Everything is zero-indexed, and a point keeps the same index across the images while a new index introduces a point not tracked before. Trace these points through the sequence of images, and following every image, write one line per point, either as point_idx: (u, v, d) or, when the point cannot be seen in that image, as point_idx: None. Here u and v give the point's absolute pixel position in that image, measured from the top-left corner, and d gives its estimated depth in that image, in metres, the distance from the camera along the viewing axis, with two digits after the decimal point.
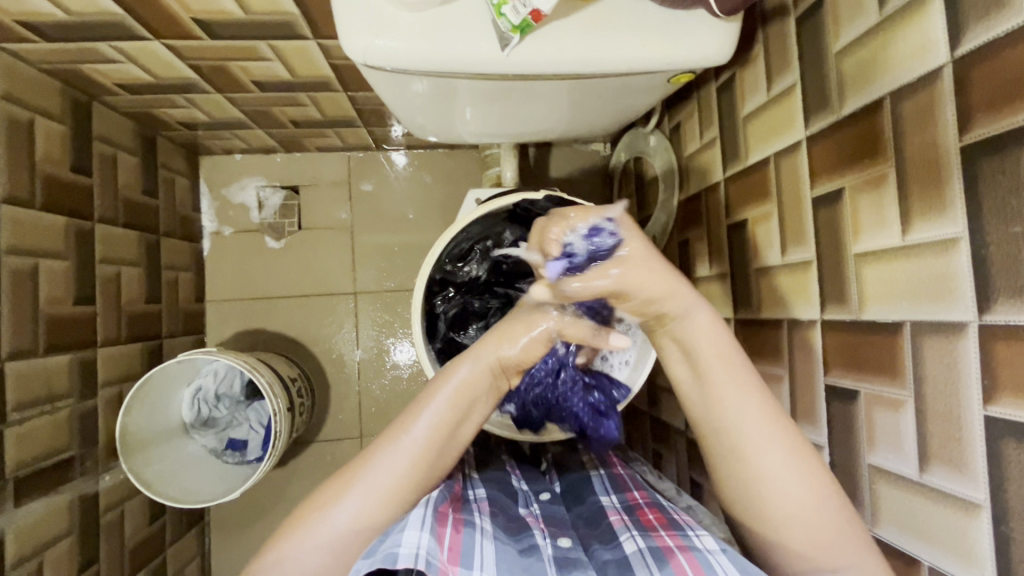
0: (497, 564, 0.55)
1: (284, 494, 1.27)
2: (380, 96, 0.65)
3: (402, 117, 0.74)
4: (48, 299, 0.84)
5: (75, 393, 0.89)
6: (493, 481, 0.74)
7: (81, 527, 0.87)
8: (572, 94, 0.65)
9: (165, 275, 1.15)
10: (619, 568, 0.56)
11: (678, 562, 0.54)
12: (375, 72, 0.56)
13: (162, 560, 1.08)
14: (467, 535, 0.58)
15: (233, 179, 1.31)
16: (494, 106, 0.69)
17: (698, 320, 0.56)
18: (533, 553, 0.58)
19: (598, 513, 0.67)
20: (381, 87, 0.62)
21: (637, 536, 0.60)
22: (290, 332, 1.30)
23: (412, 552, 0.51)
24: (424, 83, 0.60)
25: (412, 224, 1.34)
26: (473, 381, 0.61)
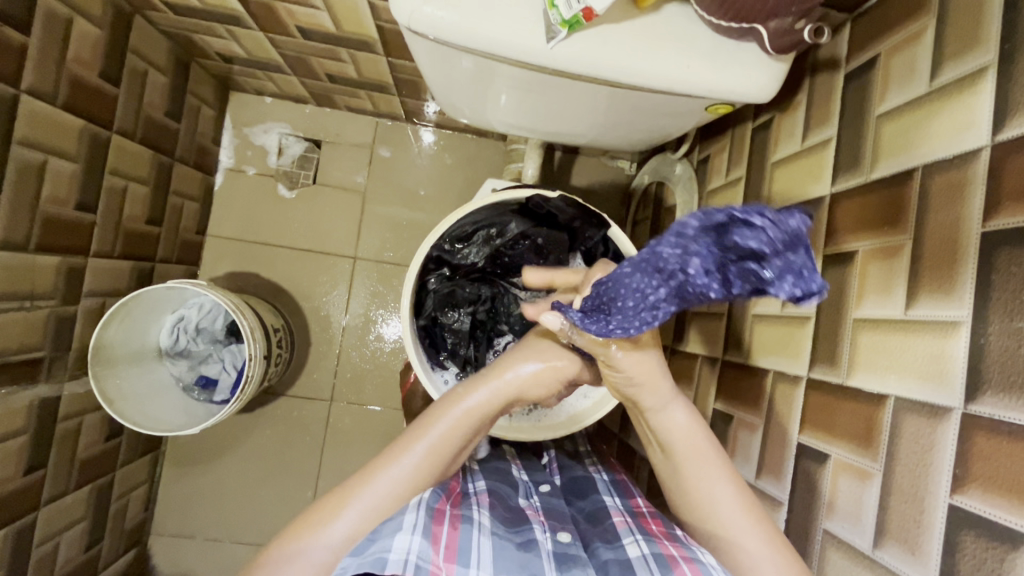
0: (492, 561, 0.56)
1: (244, 439, 1.27)
2: (419, 65, 0.65)
3: (436, 89, 0.73)
4: (50, 198, 0.83)
5: (58, 296, 0.88)
6: (493, 473, 0.76)
7: (37, 429, 0.87)
8: (610, 103, 0.64)
9: (171, 200, 1.14)
10: (621, 570, 0.58)
11: (683, 572, 0.54)
12: (418, 38, 0.56)
13: (110, 479, 1.07)
14: (464, 532, 0.58)
15: (258, 121, 1.31)
16: (530, 98, 0.68)
17: (673, 414, 0.62)
18: (530, 548, 0.59)
19: (600, 512, 0.70)
20: (420, 53, 0.61)
21: (642, 540, 0.61)
22: (283, 283, 1.30)
23: (402, 557, 0.49)
24: (468, 60, 0.59)
25: (423, 202, 1.33)
26: (461, 420, 0.63)
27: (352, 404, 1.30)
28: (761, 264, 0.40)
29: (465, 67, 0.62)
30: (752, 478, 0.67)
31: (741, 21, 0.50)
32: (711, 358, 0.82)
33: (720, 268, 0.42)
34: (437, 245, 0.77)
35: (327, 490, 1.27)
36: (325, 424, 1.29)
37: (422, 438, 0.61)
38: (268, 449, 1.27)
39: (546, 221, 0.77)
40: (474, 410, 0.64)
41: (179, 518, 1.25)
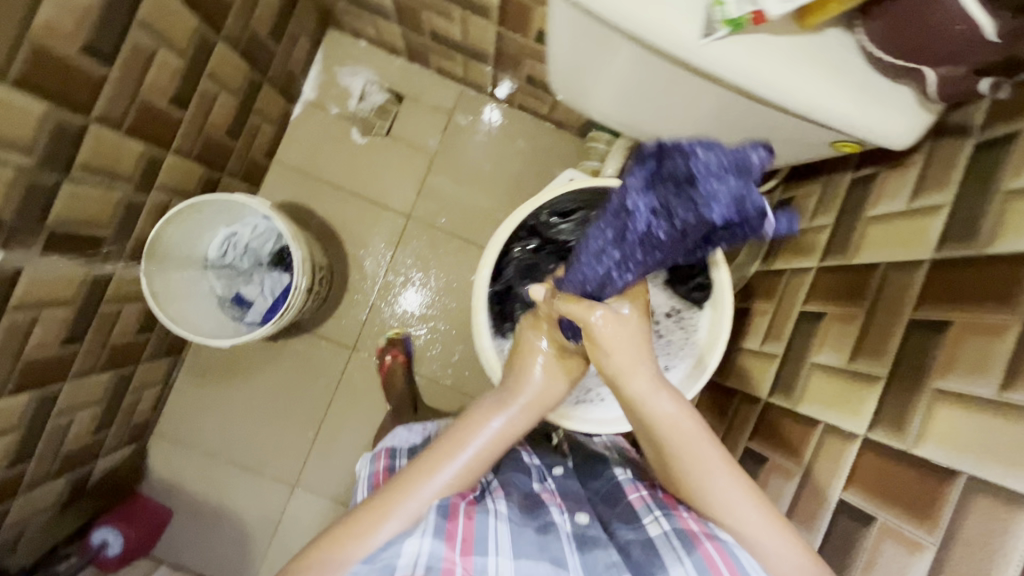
0: (513, 548, 0.57)
1: (263, 366, 1.28)
2: (553, 40, 0.66)
3: (550, 62, 0.73)
4: (151, 86, 0.83)
5: (134, 182, 0.89)
6: (507, 462, 0.75)
7: (83, 305, 0.88)
8: (726, 116, 0.64)
9: (252, 118, 1.15)
10: (643, 550, 0.60)
11: (706, 548, 0.56)
12: (567, 5, 0.56)
13: (131, 371, 1.09)
14: (479, 520, 0.58)
15: (348, 62, 1.31)
16: (650, 97, 0.69)
17: (662, 402, 0.64)
18: (548, 532, 0.61)
19: (615, 490, 0.72)
20: (557, 22, 0.61)
21: (661, 517, 0.63)
22: (335, 224, 1.31)
23: (411, 560, 0.52)
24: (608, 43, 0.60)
25: (488, 178, 1.33)
26: (503, 427, 0.66)
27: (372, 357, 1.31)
28: (703, 183, 0.52)
29: (601, 52, 0.63)
30: None
31: (911, 62, 0.51)
32: (752, 396, 0.81)
33: (662, 201, 0.56)
34: (535, 216, 0.81)
35: (329, 434, 1.28)
36: (342, 369, 1.30)
37: (463, 446, 0.63)
38: (282, 381, 1.28)
39: None
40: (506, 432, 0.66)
41: (183, 426, 1.27)
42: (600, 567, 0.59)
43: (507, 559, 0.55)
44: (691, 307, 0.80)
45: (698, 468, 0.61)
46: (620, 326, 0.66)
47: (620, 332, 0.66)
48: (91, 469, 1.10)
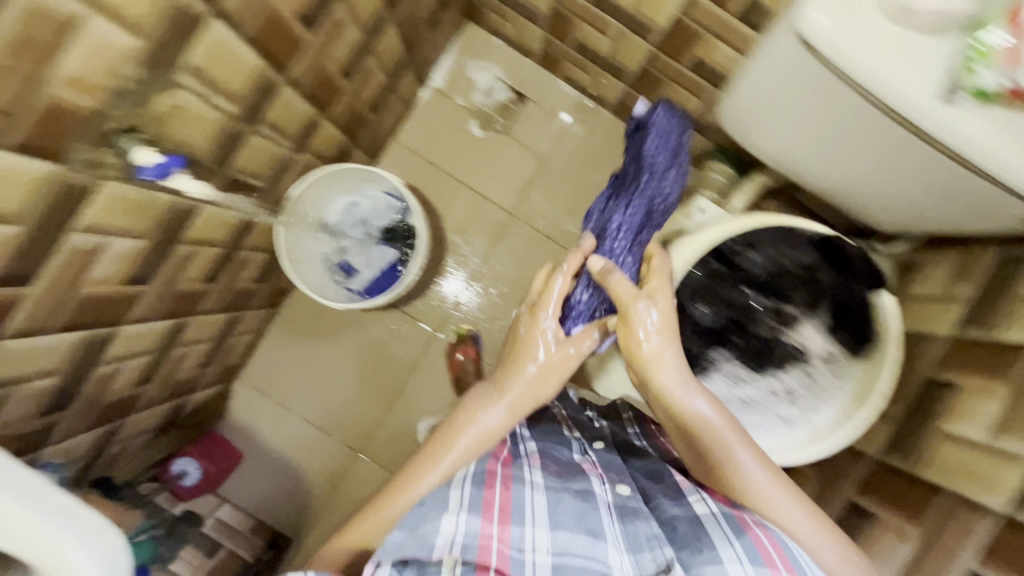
0: (548, 516, 0.58)
1: (350, 332, 1.33)
2: (753, 81, 0.72)
3: (740, 99, 0.77)
4: (335, 57, 0.87)
5: (297, 142, 0.94)
6: (547, 432, 0.76)
7: (227, 249, 0.93)
8: (927, 173, 0.67)
9: (392, 97, 1.19)
10: (690, 526, 0.62)
11: (757, 534, 0.60)
12: (806, 53, 0.61)
13: (240, 316, 1.14)
14: (516, 491, 0.60)
15: (481, 57, 1.36)
16: (831, 147, 0.74)
17: (699, 403, 0.70)
18: (588, 500, 0.62)
19: (659, 470, 0.73)
20: (780, 67, 0.66)
21: (707, 499, 0.65)
22: (441, 209, 1.35)
23: (449, 539, 0.54)
24: (819, 90, 0.65)
25: (594, 190, 1.36)
26: (502, 411, 0.73)
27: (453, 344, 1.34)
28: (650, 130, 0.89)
29: (804, 99, 0.68)
30: None
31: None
32: (862, 453, 0.82)
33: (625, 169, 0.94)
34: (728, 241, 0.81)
35: (401, 410, 1.32)
36: (423, 350, 1.33)
37: (455, 446, 0.69)
38: (365, 350, 1.33)
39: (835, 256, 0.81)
40: (494, 428, 0.71)
41: (267, 375, 1.33)
42: (642, 539, 0.61)
43: (545, 529, 0.57)
44: (845, 353, 0.82)
45: (737, 462, 0.66)
46: (633, 336, 0.72)
47: (666, 323, 0.73)
48: (188, 400, 1.15)
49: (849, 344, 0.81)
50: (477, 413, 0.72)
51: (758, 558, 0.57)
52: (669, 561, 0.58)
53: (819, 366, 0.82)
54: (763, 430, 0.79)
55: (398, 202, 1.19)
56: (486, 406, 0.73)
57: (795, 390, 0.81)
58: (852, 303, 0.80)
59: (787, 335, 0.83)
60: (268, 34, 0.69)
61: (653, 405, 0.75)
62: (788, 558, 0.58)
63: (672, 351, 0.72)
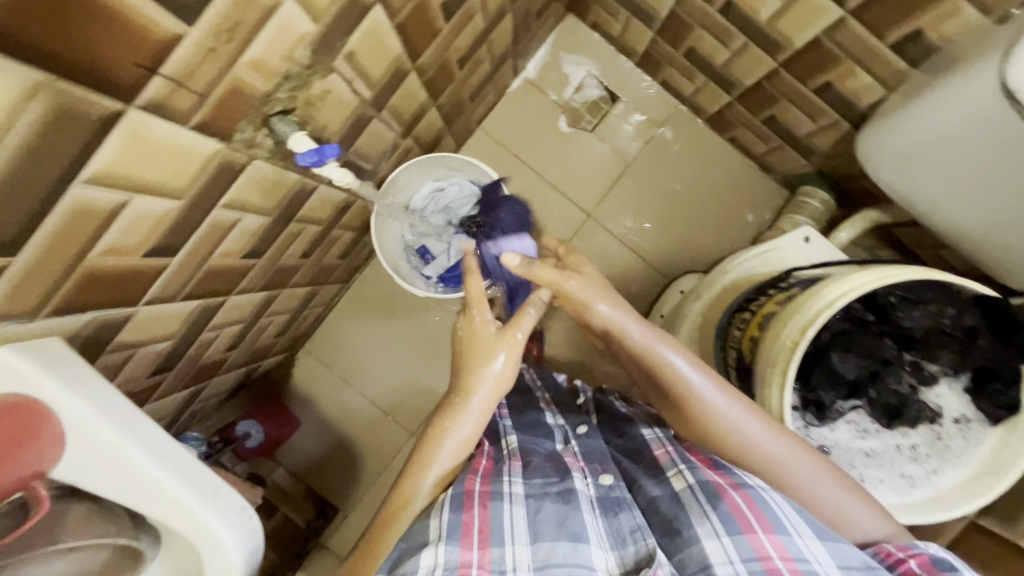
0: (527, 526, 0.63)
1: (415, 315, 1.34)
2: (930, 104, 0.73)
3: (895, 138, 0.80)
4: (458, 46, 0.86)
5: (405, 128, 0.93)
6: (529, 425, 0.81)
7: (325, 227, 0.93)
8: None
9: (489, 85, 1.17)
10: (669, 507, 0.65)
11: (732, 498, 0.62)
12: (1004, 101, 0.64)
13: (318, 290, 1.16)
14: (493, 509, 0.64)
15: (577, 51, 1.32)
16: (978, 186, 0.75)
17: (674, 357, 0.75)
18: (569, 500, 0.65)
19: (641, 447, 0.76)
20: (963, 112, 0.69)
21: (685, 471, 0.67)
22: (519, 202, 1.34)
23: (429, 567, 0.57)
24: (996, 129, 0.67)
25: (675, 198, 1.33)
26: (476, 404, 0.76)
27: None
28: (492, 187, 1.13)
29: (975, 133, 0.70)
30: None
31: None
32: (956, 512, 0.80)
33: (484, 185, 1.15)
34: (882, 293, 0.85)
35: None
36: None
37: (443, 446, 0.73)
38: (429, 334, 1.34)
39: (1000, 322, 0.80)
40: (463, 434, 0.74)
41: (330, 348, 1.34)
42: (626, 530, 0.64)
43: (523, 544, 0.61)
44: (982, 421, 0.83)
45: (700, 406, 0.73)
46: (585, 297, 0.80)
47: (591, 290, 0.80)
48: (259, 366, 1.18)
49: (990, 415, 0.82)
50: (446, 425, 0.74)
51: (732, 524, 0.60)
52: (651, 549, 0.62)
53: (949, 428, 0.86)
54: (881, 485, 0.83)
55: (489, 195, 1.15)
56: (451, 424, 0.74)
57: (922, 448, 0.86)
58: (1003, 374, 0.81)
59: (921, 393, 0.88)
60: (412, 23, 0.68)
61: (627, 362, 0.80)
62: (762, 513, 0.60)
63: (631, 317, 0.78)
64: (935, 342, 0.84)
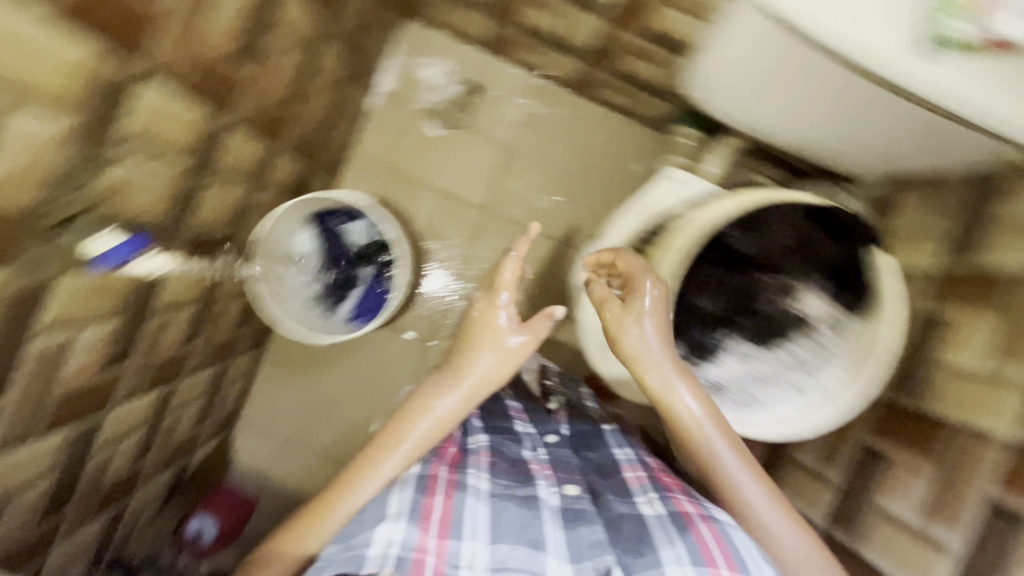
0: (488, 530, 0.61)
1: (342, 359, 1.30)
2: (726, 38, 0.68)
3: (718, 68, 0.74)
4: (278, 84, 0.82)
5: (254, 181, 0.89)
6: (495, 428, 0.80)
7: (201, 306, 0.88)
8: (900, 128, 0.69)
9: (342, 111, 1.13)
10: (634, 528, 0.65)
11: (698, 530, 0.64)
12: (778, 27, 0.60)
13: (227, 366, 1.10)
14: (456, 500, 0.63)
15: (426, 51, 1.29)
16: (805, 106, 0.72)
17: (686, 399, 0.73)
18: (532, 506, 0.64)
19: (612, 466, 0.79)
20: (752, 47, 0.66)
21: (655, 501, 0.70)
22: (412, 216, 1.31)
23: (381, 553, 0.56)
24: (788, 56, 0.63)
25: (562, 169, 1.33)
26: (455, 406, 0.75)
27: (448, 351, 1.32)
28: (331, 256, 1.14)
29: (774, 64, 0.66)
30: (916, 520, 0.70)
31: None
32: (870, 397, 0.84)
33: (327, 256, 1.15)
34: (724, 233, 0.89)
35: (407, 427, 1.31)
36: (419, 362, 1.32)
37: (407, 441, 0.71)
38: (362, 372, 1.30)
39: (831, 223, 0.86)
40: (445, 415, 0.74)
41: (265, 417, 1.29)
42: (586, 544, 0.63)
43: (482, 543, 0.59)
44: (846, 313, 0.87)
45: (692, 431, 0.72)
46: (539, 326, 0.84)
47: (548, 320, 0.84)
48: (188, 460, 1.12)
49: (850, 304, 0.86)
50: (431, 400, 0.75)
51: (698, 556, 0.61)
52: (608, 566, 0.61)
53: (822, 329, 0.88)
54: (775, 401, 0.85)
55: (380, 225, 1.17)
56: (433, 402, 0.75)
57: (804, 356, 0.88)
58: (850, 265, 0.87)
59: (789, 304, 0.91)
60: (201, 79, 0.64)
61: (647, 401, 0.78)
62: (728, 551, 0.62)
63: (662, 355, 0.75)
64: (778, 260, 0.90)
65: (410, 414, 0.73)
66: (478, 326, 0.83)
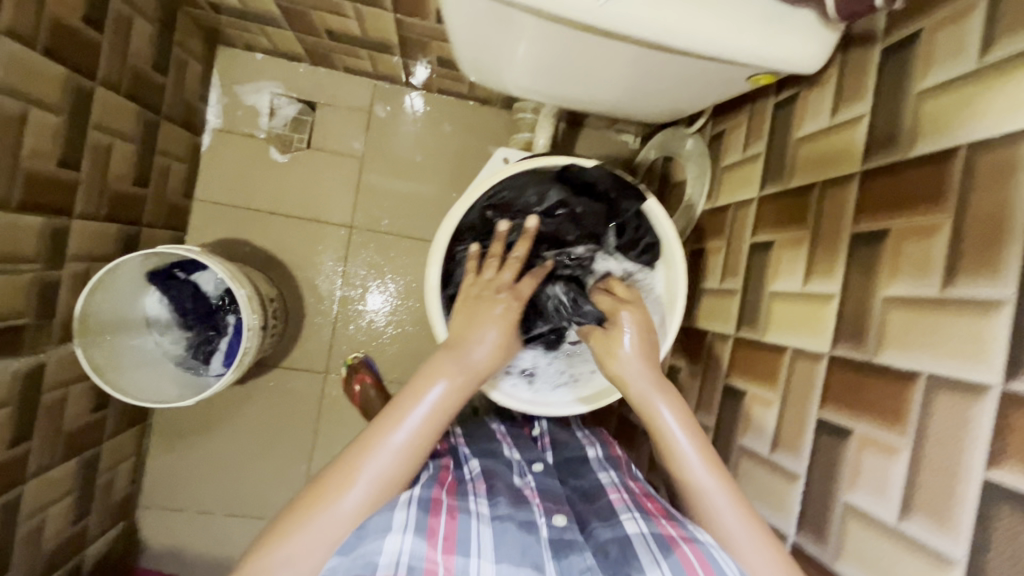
0: (495, 551, 0.52)
1: (236, 413, 1.24)
2: (445, 15, 0.64)
3: (460, 43, 0.71)
4: (32, 152, 0.76)
5: (41, 260, 0.82)
6: (485, 453, 0.72)
7: (20, 403, 0.82)
8: (644, 67, 0.65)
9: (158, 160, 1.07)
10: (621, 550, 0.56)
11: (683, 551, 0.53)
12: None
13: (97, 452, 1.04)
14: (462, 522, 0.54)
15: (248, 79, 1.23)
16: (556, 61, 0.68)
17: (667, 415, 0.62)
18: (530, 529, 0.56)
19: (598, 491, 0.68)
20: (464, 14, 0.62)
21: (639, 518, 0.59)
22: (275, 250, 1.25)
23: (392, 560, 0.47)
24: (501, 16, 0.60)
25: (419, 168, 1.29)
26: (451, 391, 0.61)
27: None
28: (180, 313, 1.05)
29: (497, 26, 0.62)
30: (767, 451, 0.69)
31: None
32: (723, 334, 0.83)
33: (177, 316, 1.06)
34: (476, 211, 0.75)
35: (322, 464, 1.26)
36: (320, 396, 1.27)
37: (399, 426, 0.58)
38: (261, 421, 1.25)
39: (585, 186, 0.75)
40: (440, 406, 0.60)
41: (168, 491, 1.22)
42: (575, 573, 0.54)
43: (489, 564, 0.50)
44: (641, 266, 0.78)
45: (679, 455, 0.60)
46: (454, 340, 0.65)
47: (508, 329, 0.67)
48: (83, 557, 1.06)
49: (642, 257, 0.77)
50: (424, 384, 0.60)
51: None
52: None
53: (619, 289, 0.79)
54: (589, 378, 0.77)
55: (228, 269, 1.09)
56: (434, 379, 0.61)
57: None
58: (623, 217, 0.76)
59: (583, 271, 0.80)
60: None
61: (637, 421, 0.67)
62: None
63: (659, 379, 0.64)
64: (557, 227, 0.77)
65: (403, 396, 0.59)
66: (470, 309, 0.67)
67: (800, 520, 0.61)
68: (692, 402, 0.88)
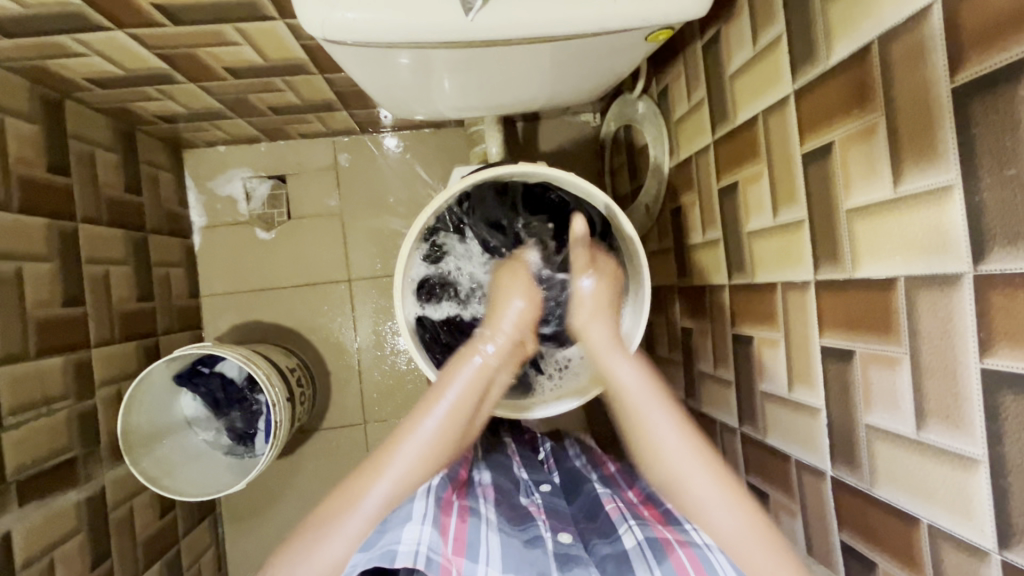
0: (502, 559, 0.59)
1: (293, 483, 1.29)
2: (351, 73, 0.66)
3: (374, 91, 0.73)
4: (35, 302, 0.82)
5: (72, 393, 0.88)
6: (496, 467, 0.78)
7: (89, 526, 0.88)
8: (548, 59, 0.66)
9: (155, 272, 1.13)
10: (619, 562, 0.60)
11: (678, 557, 0.57)
12: (350, 48, 0.58)
13: (177, 552, 1.10)
14: (472, 525, 0.62)
15: (218, 172, 1.29)
16: (470, 78, 0.69)
17: (623, 369, 0.68)
18: (537, 545, 0.62)
19: (596, 504, 0.71)
20: (365, 67, 0.64)
21: (636, 527, 0.63)
22: (286, 322, 1.29)
23: (411, 549, 0.56)
24: (398, 56, 0.61)
25: (396, 207, 1.31)
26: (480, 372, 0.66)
27: (385, 423, 1.31)
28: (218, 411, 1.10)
29: (398, 65, 0.64)
30: (785, 392, 0.66)
31: None
32: (718, 286, 0.82)
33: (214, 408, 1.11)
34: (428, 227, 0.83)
35: None
36: (365, 447, 1.31)
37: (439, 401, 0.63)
38: (318, 484, 1.29)
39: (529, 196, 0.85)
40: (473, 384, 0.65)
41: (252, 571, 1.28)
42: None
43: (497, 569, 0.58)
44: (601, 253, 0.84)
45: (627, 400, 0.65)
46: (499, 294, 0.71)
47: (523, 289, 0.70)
48: None
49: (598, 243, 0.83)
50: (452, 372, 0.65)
51: None
52: None
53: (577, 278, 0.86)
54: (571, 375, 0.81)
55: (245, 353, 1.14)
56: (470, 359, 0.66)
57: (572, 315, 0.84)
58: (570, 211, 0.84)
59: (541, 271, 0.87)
60: None
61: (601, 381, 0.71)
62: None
63: (602, 317, 0.70)
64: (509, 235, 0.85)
65: (451, 368, 0.65)
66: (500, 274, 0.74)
67: (832, 453, 0.59)
68: (710, 359, 0.86)
